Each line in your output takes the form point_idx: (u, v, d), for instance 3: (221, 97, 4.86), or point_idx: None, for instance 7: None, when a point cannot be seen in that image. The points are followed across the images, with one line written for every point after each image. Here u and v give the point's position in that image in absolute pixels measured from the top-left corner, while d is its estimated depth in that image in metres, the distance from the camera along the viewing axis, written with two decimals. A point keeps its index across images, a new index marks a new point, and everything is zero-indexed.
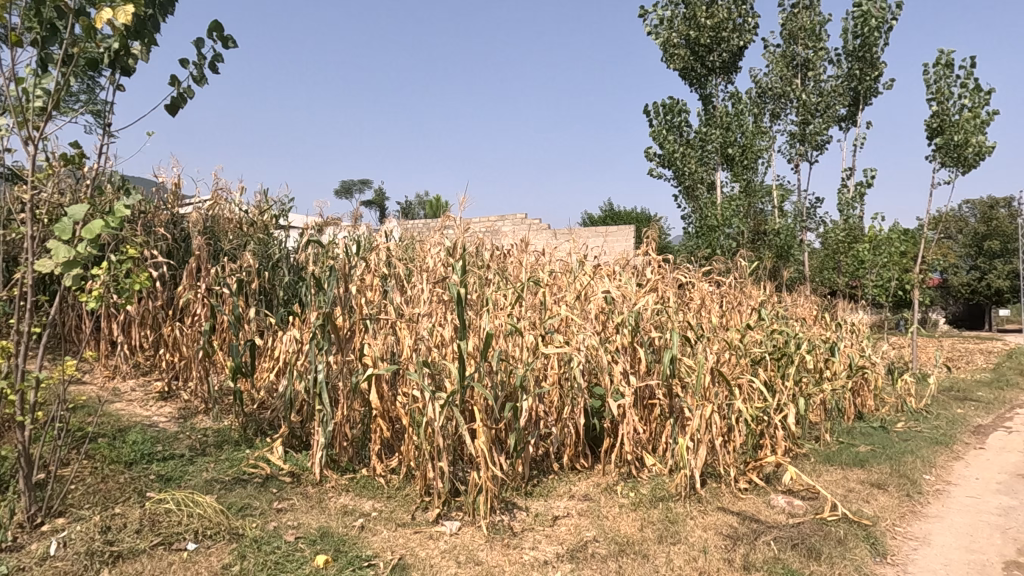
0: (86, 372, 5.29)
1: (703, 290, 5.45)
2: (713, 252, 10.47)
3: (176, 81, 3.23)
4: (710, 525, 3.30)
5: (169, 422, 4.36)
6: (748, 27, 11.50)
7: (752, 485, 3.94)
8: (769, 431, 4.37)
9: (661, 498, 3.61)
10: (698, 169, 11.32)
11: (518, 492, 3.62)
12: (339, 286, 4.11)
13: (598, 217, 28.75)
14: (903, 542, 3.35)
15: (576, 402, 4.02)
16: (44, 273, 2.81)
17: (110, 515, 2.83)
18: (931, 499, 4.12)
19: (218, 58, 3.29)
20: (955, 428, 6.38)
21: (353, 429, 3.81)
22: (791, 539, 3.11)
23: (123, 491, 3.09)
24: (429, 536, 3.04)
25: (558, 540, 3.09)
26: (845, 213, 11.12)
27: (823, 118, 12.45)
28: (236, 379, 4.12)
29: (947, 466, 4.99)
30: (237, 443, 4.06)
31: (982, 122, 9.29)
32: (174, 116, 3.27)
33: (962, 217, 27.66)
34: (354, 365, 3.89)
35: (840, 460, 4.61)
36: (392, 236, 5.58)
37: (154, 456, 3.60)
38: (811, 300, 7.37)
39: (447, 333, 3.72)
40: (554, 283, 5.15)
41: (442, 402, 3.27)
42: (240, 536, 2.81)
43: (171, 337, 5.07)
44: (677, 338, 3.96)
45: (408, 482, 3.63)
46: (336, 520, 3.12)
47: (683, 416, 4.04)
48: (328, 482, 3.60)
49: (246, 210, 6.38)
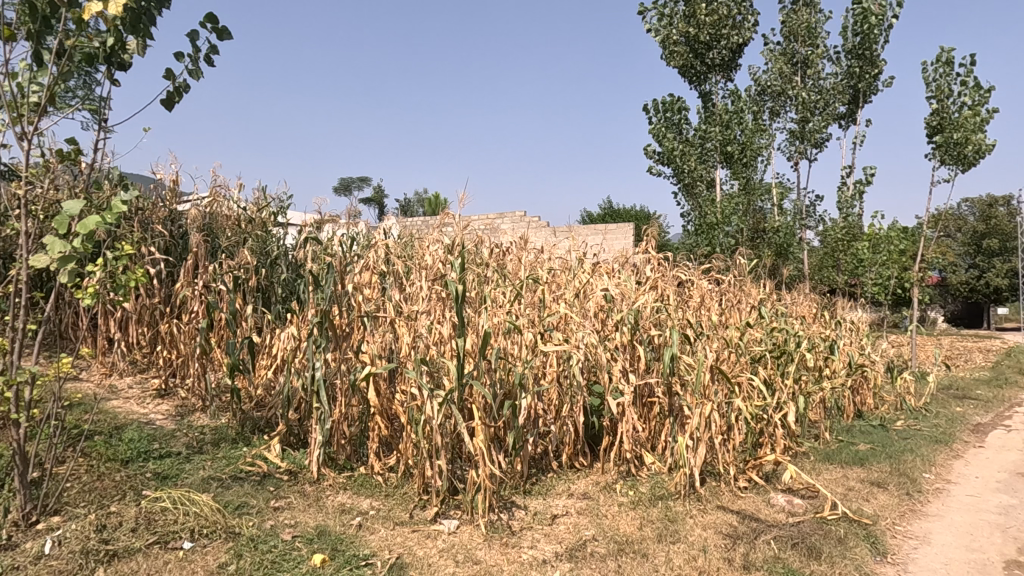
0: (83, 369, 5.27)
1: (703, 289, 5.43)
2: (712, 250, 10.46)
3: (172, 75, 3.20)
4: (709, 525, 3.28)
5: (166, 420, 4.34)
6: (748, 25, 11.46)
7: (752, 484, 3.92)
8: (769, 429, 4.35)
9: (660, 497, 3.60)
10: (698, 167, 11.30)
11: (517, 490, 3.60)
12: (338, 283, 4.08)
13: (598, 215, 28.70)
14: (903, 542, 3.34)
15: (576, 400, 4.01)
16: (38, 269, 2.77)
17: (106, 514, 2.81)
18: (931, 497, 4.11)
19: (214, 51, 3.26)
20: (955, 426, 6.37)
21: (351, 427, 3.79)
22: (791, 539, 3.10)
23: (120, 490, 3.07)
24: (427, 535, 3.02)
25: (557, 539, 3.07)
26: (844, 211, 11.10)
27: (823, 116, 12.44)
28: (233, 376, 4.10)
29: (947, 464, 4.98)
30: (235, 441, 4.03)
31: (982, 120, 9.27)
32: (170, 110, 3.24)
33: (961, 216, 27.67)
34: (353, 363, 3.87)
35: (840, 459, 4.59)
36: (391, 233, 5.55)
37: (151, 454, 3.58)
38: (811, 298, 7.35)
39: (446, 331, 3.71)
40: (554, 281, 5.14)
41: (440, 401, 3.26)
42: (236, 535, 2.79)
43: (169, 334, 5.05)
44: (677, 337, 3.94)
45: (406, 481, 3.61)
46: (334, 519, 3.10)
47: (682, 414, 4.02)
48: (326, 480, 3.58)
49: (244, 207, 6.36)
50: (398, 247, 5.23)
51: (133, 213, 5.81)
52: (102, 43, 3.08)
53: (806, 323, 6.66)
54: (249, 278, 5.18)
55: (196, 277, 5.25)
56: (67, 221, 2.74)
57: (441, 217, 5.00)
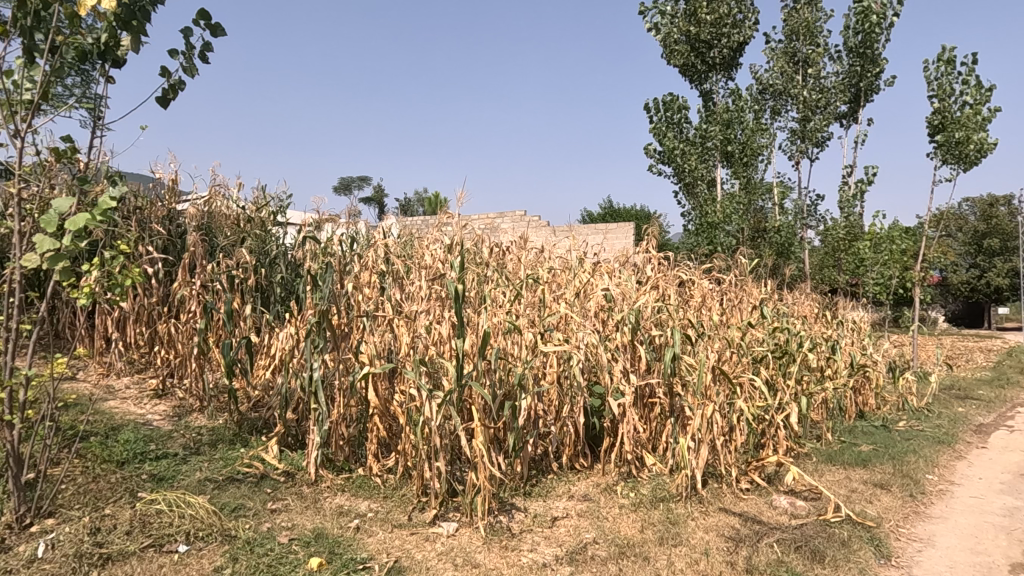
0: (80, 369, 5.23)
1: (704, 288, 5.40)
2: (713, 249, 10.42)
3: (166, 72, 3.16)
4: (711, 527, 3.25)
5: (163, 421, 4.31)
6: (748, 23, 11.42)
7: (754, 486, 3.88)
8: (770, 430, 4.31)
9: (661, 499, 3.56)
10: (698, 166, 11.24)
11: (517, 492, 3.57)
12: (336, 283, 4.05)
13: (598, 214, 28.64)
14: (907, 544, 3.30)
15: (576, 401, 3.97)
16: (29, 268, 2.72)
17: (100, 516, 2.77)
18: (935, 499, 4.07)
19: (208, 49, 3.22)
20: (957, 427, 6.33)
21: (349, 428, 3.76)
22: (794, 541, 3.06)
23: (115, 492, 3.03)
24: (426, 538, 2.98)
25: (557, 542, 3.04)
26: (845, 210, 11.06)
27: (823, 115, 12.48)
28: (230, 377, 4.07)
29: (950, 466, 4.94)
30: (232, 442, 4.00)
31: (983, 119, 9.24)
32: (166, 108, 3.20)
33: (962, 215, 27.64)
34: (351, 363, 3.83)
35: (842, 460, 4.55)
36: (390, 232, 5.52)
37: (147, 455, 3.54)
38: (812, 298, 7.32)
39: (444, 331, 3.69)
40: (554, 280, 5.10)
41: (439, 402, 3.22)
42: (233, 538, 2.75)
43: (166, 334, 5.01)
44: (678, 337, 3.90)
45: (405, 482, 3.57)
46: (331, 521, 3.06)
47: (683, 415, 3.98)
48: (323, 482, 3.54)
49: (243, 206, 6.32)
50: (397, 246, 5.19)
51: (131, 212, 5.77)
52: (97, 40, 3.05)
53: (807, 323, 6.63)
54: (247, 277, 5.14)
55: (193, 276, 5.21)
56: (55, 219, 2.72)
57: (441, 217, 4.97)
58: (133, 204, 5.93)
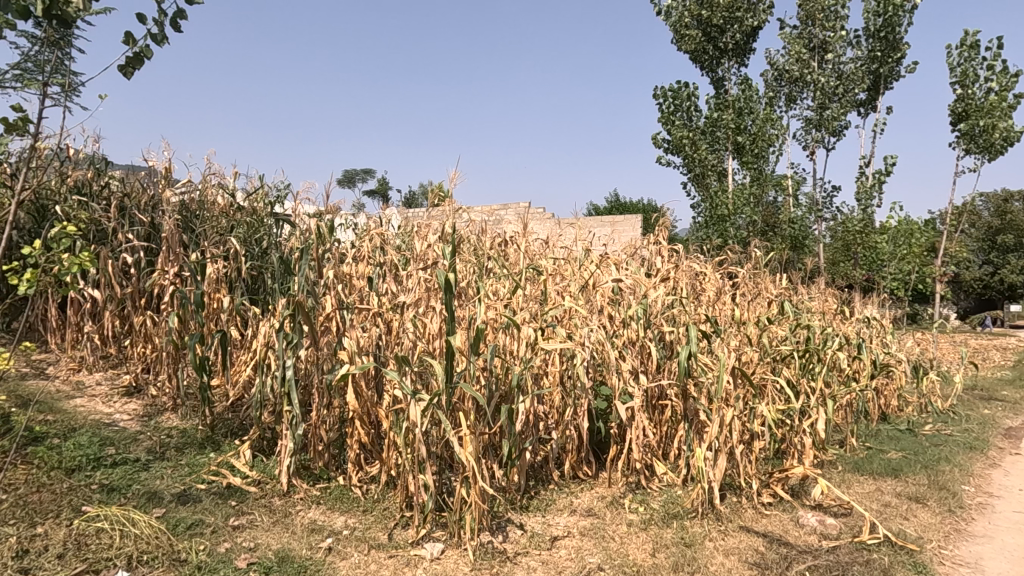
0: (50, 363, 4.89)
1: (718, 282, 5.04)
2: (724, 243, 10.07)
3: (131, 37, 2.42)
4: (732, 550, 2.87)
5: (132, 421, 3.97)
6: (762, 7, 10.94)
7: (777, 499, 3.51)
8: (793, 438, 3.94)
9: (674, 515, 3.18)
10: (708, 156, 10.82)
11: (513, 505, 3.22)
12: (314, 272, 3.70)
13: (604, 208, 28.49)
14: (953, 570, 2.92)
15: (581, 404, 3.59)
16: None
17: (30, 537, 2.41)
18: (976, 514, 3.69)
19: (184, 13, 2.40)
20: (988, 431, 5.95)
21: (328, 431, 3.40)
22: (829, 569, 2.69)
23: (56, 505, 2.67)
24: (407, 562, 2.63)
25: (556, 568, 2.67)
26: (863, 203, 10.63)
27: (841, 104, 11.87)
28: (199, 376, 3.69)
29: (986, 475, 4.56)
30: (202, 445, 3.65)
31: (1010, 106, 8.77)
32: (128, 81, 2.49)
33: (976, 210, 27.12)
34: (333, 362, 3.47)
35: (871, 469, 4.17)
36: (393, 224, 5.00)
37: (103, 461, 3.19)
38: (831, 294, 6.92)
39: (433, 327, 3.36)
40: (557, 272, 4.69)
41: (425, 404, 2.84)
42: (182, 563, 2.41)
43: (141, 326, 4.67)
44: (694, 333, 3.47)
45: (388, 494, 3.22)
46: (300, 540, 2.72)
47: (698, 420, 3.50)
48: (297, 492, 3.19)
49: (237, 196, 5.78)
50: (390, 234, 4.84)
51: (112, 197, 5.44)
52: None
53: (827, 321, 6.21)
54: (230, 267, 4.80)
55: (172, 263, 4.84)
56: None
57: (435, 204, 4.59)
58: (116, 190, 5.62)
